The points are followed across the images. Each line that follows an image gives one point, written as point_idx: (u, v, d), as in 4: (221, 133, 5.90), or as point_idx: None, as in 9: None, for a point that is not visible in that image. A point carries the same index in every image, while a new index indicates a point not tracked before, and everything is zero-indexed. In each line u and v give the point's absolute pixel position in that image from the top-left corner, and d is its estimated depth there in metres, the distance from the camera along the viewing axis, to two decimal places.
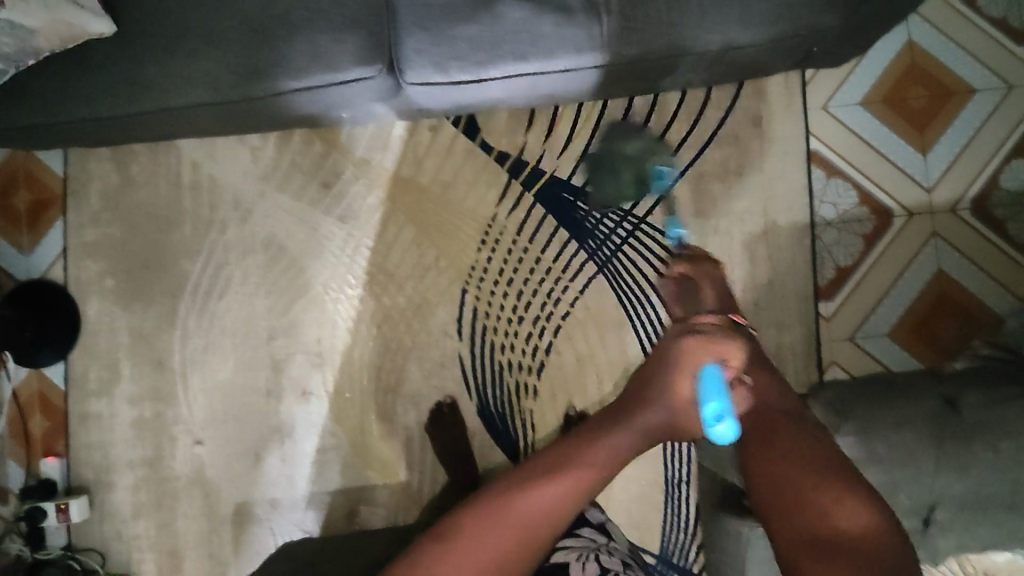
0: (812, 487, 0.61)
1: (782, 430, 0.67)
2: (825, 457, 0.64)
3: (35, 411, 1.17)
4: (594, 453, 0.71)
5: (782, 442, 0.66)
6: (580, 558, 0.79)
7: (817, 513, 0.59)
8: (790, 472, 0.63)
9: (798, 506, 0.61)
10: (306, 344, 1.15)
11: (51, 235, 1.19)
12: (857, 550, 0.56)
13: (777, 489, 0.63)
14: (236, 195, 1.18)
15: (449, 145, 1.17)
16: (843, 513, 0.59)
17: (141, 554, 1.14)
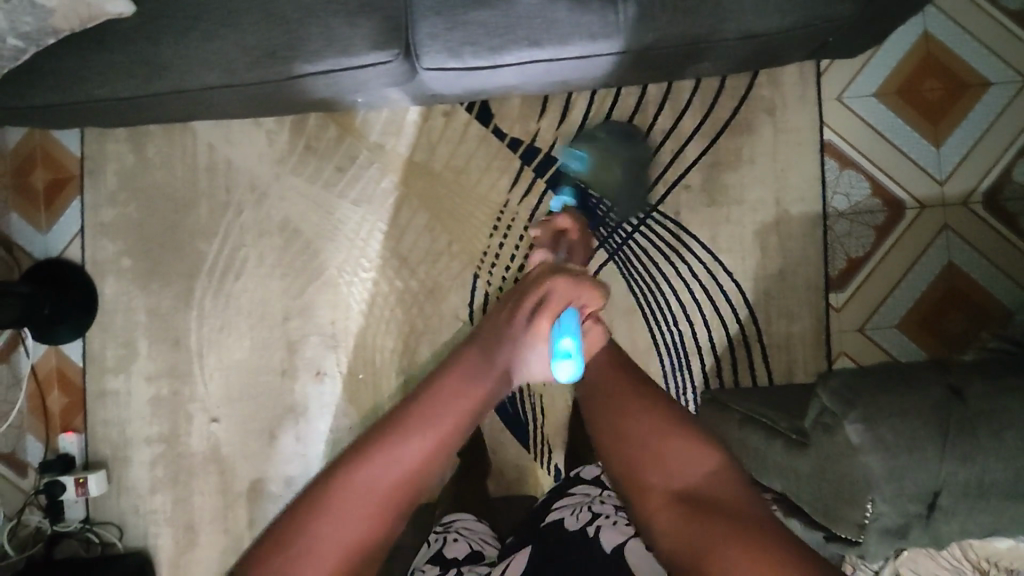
0: (663, 448, 0.66)
1: (628, 396, 0.72)
2: (671, 420, 0.69)
3: (54, 387, 1.19)
4: (447, 404, 0.62)
5: (638, 404, 0.71)
6: (574, 512, 0.83)
7: (673, 471, 0.64)
8: (639, 449, 0.66)
9: (657, 469, 0.65)
10: (319, 326, 1.17)
11: (69, 214, 1.20)
12: (717, 506, 0.60)
13: (634, 454, 0.67)
14: (251, 178, 1.19)
15: (463, 130, 1.18)
16: (697, 470, 0.64)
17: (157, 528, 1.17)
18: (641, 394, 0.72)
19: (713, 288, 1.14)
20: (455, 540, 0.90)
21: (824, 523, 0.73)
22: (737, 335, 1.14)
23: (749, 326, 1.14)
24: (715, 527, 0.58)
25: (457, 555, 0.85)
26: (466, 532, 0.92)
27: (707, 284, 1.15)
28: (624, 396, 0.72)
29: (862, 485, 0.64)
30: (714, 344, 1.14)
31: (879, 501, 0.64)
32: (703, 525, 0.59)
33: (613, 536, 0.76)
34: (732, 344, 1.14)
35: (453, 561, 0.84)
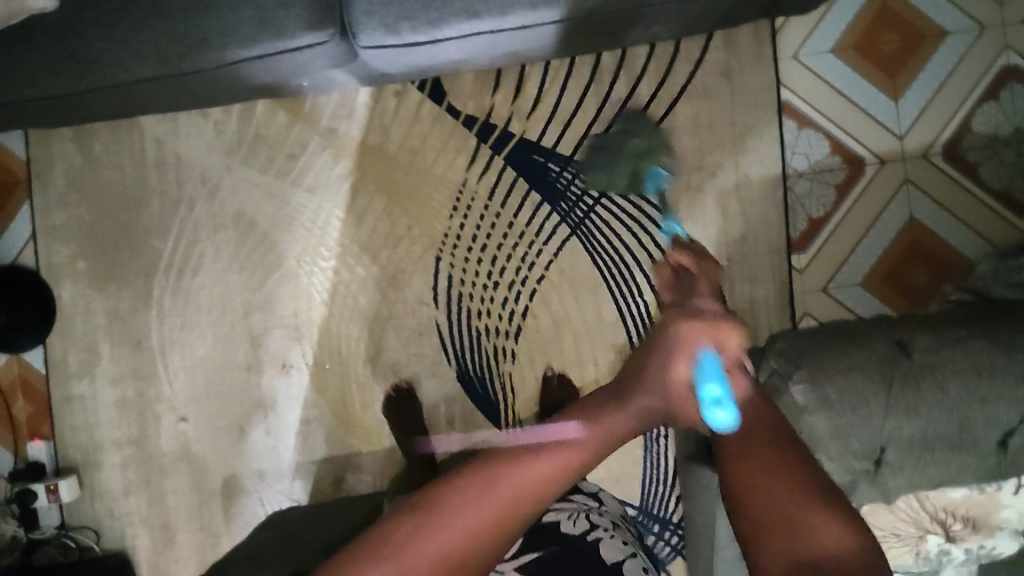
0: (802, 510, 0.56)
1: (774, 443, 0.62)
2: (812, 477, 0.59)
3: (18, 396, 1.17)
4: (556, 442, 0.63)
5: (782, 456, 0.61)
6: (570, 516, 0.84)
7: (806, 534, 0.54)
8: (769, 494, 0.58)
9: (785, 531, 0.55)
10: (283, 318, 1.16)
11: (19, 219, 1.18)
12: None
13: (764, 509, 0.58)
14: (202, 172, 1.16)
15: (416, 110, 1.15)
16: (834, 540, 0.54)
17: (134, 529, 1.17)
18: (779, 443, 0.62)
19: None
20: None
21: None
22: None
23: None
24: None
25: None
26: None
27: None
28: (755, 436, 0.62)
29: (811, 445, 0.65)
30: None
31: (825, 460, 0.65)
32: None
33: (613, 550, 0.79)
34: None
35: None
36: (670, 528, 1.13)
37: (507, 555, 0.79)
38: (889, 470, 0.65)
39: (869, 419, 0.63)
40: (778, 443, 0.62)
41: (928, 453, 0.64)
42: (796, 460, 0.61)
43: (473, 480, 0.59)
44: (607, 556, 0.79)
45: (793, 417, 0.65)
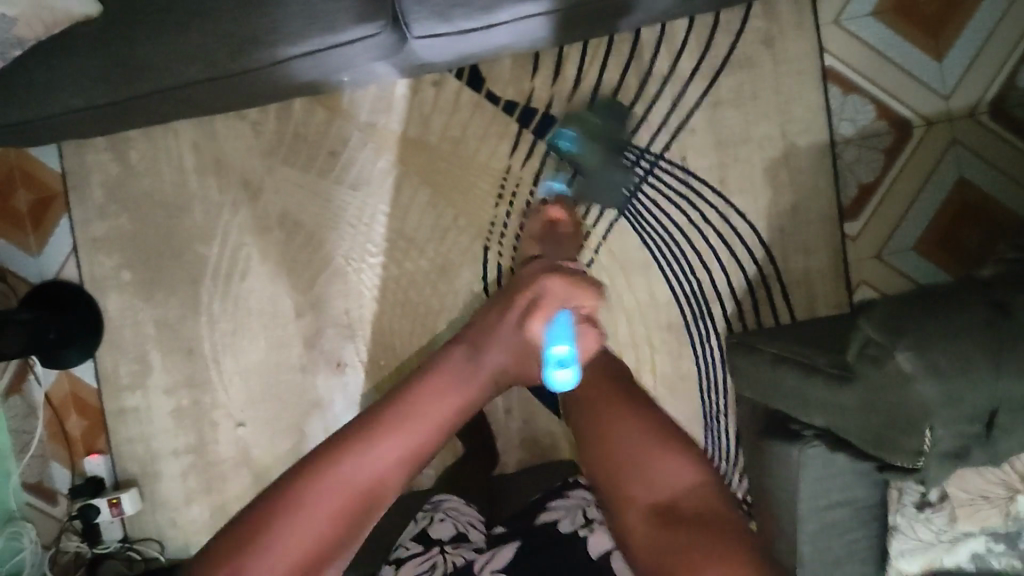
0: (648, 459, 0.75)
1: (645, 425, 0.78)
2: (662, 430, 0.77)
3: (71, 411, 1.16)
4: (411, 416, 0.75)
5: (620, 420, 0.79)
6: (566, 515, 0.82)
7: (657, 483, 0.73)
8: (630, 448, 0.76)
9: (645, 480, 0.74)
10: (334, 317, 1.15)
11: (59, 233, 1.16)
12: (689, 517, 0.70)
13: (627, 468, 0.75)
14: (243, 174, 1.15)
15: (456, 99, 1.14)
16: (677, 479, 0.73)
17: (198, 538, 1.16)
18: (646, 415, 0.79)
19: (727, 232, 1.13)
20: (442, 519, 0.86)
21: (875, 455, 0.71)
22: (756, 277, 1.13)
23: (768, 266, 1.13)
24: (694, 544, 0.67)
25: (439, 536, 0.83)
26: (453, 513, 0.88)
27: (721, 229, 1.13)
28: (615, 413, 0.80)
29: (922, 416, 0.64)
30: (735, 289, 1.13)
31: (938, 428, 0.64)
32: (684, 540, 0.68)
33: (601, 544, 0.78)
34: (752, 286, 1.13)
35: (437, 543, 0.83)
36: None
37: (498, 565, 0.78)
38: (1000, 434, 0.65)
39: (981, 383, 0.63)
40: (626, 411, 0.80)
41: None
42: (668, 423, 0.78)
43: (325, 457, 0.70)
44: (595, 552, 0.78)
45: (899, 385, 0.65)
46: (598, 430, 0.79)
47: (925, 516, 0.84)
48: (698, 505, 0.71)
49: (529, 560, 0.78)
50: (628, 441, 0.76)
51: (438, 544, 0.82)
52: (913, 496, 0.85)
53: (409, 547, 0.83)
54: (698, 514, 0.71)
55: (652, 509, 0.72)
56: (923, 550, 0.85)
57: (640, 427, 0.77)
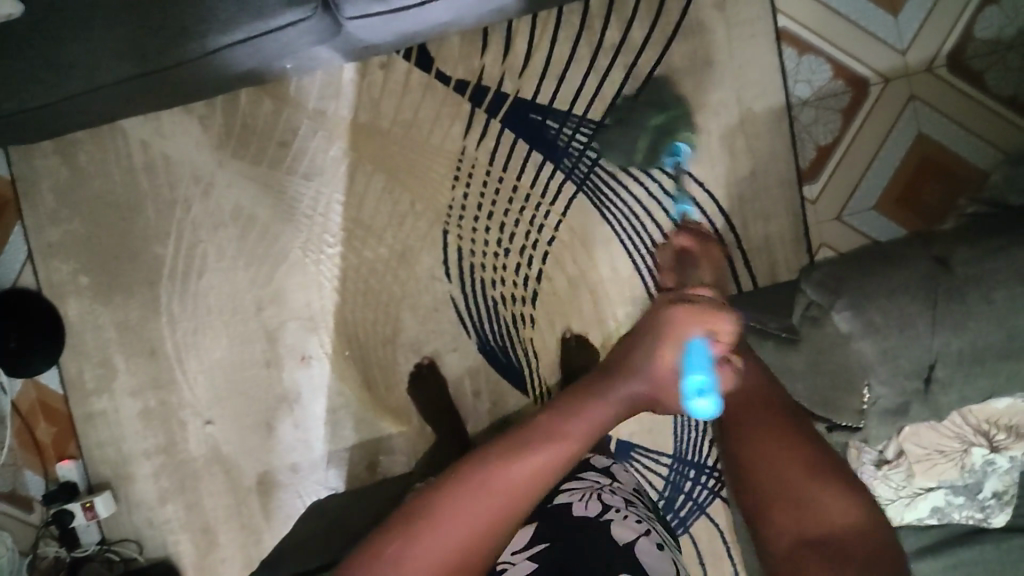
0: (811, 488, 0.61)
1: (781, 424, 0.66)
2: (821, 456, 0.64)
3: (39, 419, 1.16)
4: (565, 423, 0.66)
5: (784, 436, 0.65)
6: (582, 498, 0.77)
7: (813, 507, 0.60)
8: (783, 466, 0.63)
9: (800, 509, 0.61)
10: (296, 310, 1.14)
11: (12, 240, 1.15)
12: (845, 551, 0.57)
13: (777, 485, 0.63)
14: (193, 170, 1.13)
15: (406, 81, 1.12)
16: (843, 513, 0.60)
17: (174, 536, 1.16)
18: (783, 426, 0.66)
19: (687, 202, 1.12)
20: None
21: (818, 414, 0.71)
22: None
23: (729, 235, 1.12)
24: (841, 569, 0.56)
25: None
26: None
27: (680, 199, 1.12)
28: (750, 419, 0.67)
29: (858, 371, 0.65)
30: None
31: (875, 385, 0.65)
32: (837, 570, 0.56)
33: (625, 532, 0.73)
34: None
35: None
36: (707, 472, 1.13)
37: (513, 549, 0.73)
38: (938, 387, 0.65)
39: (916, 338, 0.62)
40: (783, 426, 0.66)
41: (976, 366, 0.63)
42: (818, 439, 0.66)
43: (490, 462, 0.63)
44: (620, 539, 0.72)
45: (837, 346, 0.65)
46: (733, 429, 0.68)
47: (883, 475, 0.83)
48: (857, 540, 0.58)
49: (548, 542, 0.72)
50: (779, 450, 0.64)
51: None
52: (872, 455, 0.83)
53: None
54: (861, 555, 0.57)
55: (802, 538, 0.59)
56: (882, 507, 0.84)
57: (799, 444, 0.64)
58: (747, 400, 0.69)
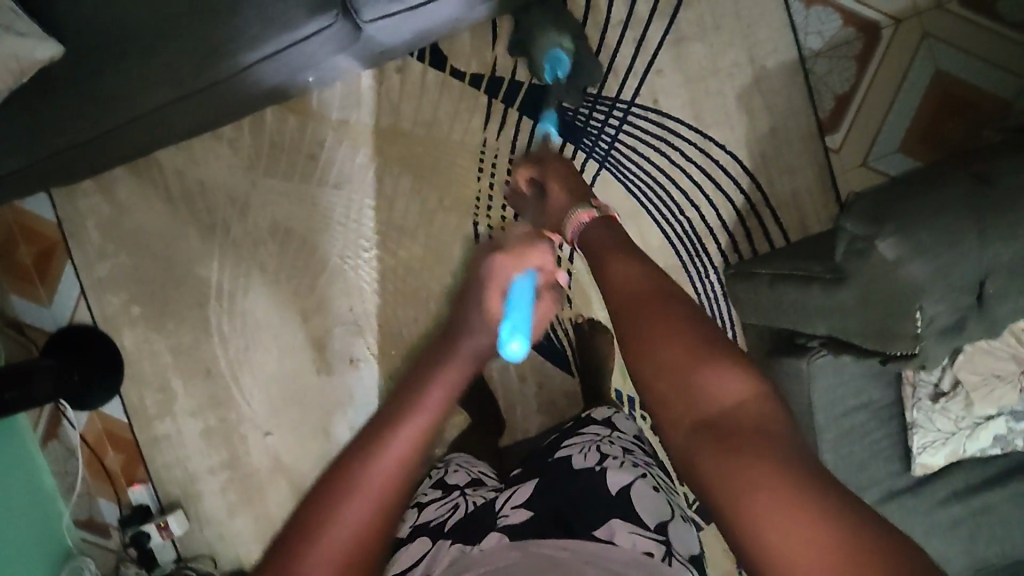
0: (698, 368, 0.52)
1: (672, 297, 0.57)
2: (709, 332, 0.54)
3: (107, 448, 1.20)
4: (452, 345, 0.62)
5: (666, 300, 0.57)
6: (582, 449, 0.86)
7: (704, 395, 0.51)
8: (673, 343, 0.53)
9: (683, 389, 0.52)
10: (340, 317, 1.17)
11: (65, 280, 1.19)
12: (746, 434, 0.48)
13: (673, 385, 0.52)
14: (228, 192, 1.17)
15: (422, 81, 1.15)
16: (728, 390, 0.50)
17: (246, 548, 1.20)
18: (681, 308, 0.56)
19: (710, 166, 1.13)
20: (457, 471, 0.94)
21: (876, 348, 0.71)
22: (745, 207, 1.13)
23: (756, 194, 1.12)
24: (747, 472, 0.46)
25: (457, 481, 0.90)
26: (467, 466, 0.95)
27: (703, 165, 1.13)
28: (639, 305, 0.57)
29: (913, 295, 0.65)
30: (725, 222, 1.13)
31: (929, 305, 0.65)
32: (745, 464, 0.46)
33: (621, 479, 0.80)
34: (743, 217, 1.13)
35: (455, 488, 0.88)
36: None
37: (515, 501, 0.78)
38: (990, 301, 0.66)
39: (969, 253, 0.64)
40: (659, 295, 0.57)
41: None
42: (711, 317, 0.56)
43: (361, 451, 0.51)
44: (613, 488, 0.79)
45: (888, 274, 0.65)
46: (627, 310, 0.57)
47: (941, 407, 0.83)
48: (760, 430, 0.48)
49: (548, 494, 0.78)
50: (676, 342, 0.53)
51: (459, 488, 0.88)
52: (926, 388, 0.84)
53: (429, 494, 0.88)
54: (753, 426, 0.49)
55: (698, 420, 0.50)
56: (945, 441, 0.84)
57: (671, 310, 0.56)
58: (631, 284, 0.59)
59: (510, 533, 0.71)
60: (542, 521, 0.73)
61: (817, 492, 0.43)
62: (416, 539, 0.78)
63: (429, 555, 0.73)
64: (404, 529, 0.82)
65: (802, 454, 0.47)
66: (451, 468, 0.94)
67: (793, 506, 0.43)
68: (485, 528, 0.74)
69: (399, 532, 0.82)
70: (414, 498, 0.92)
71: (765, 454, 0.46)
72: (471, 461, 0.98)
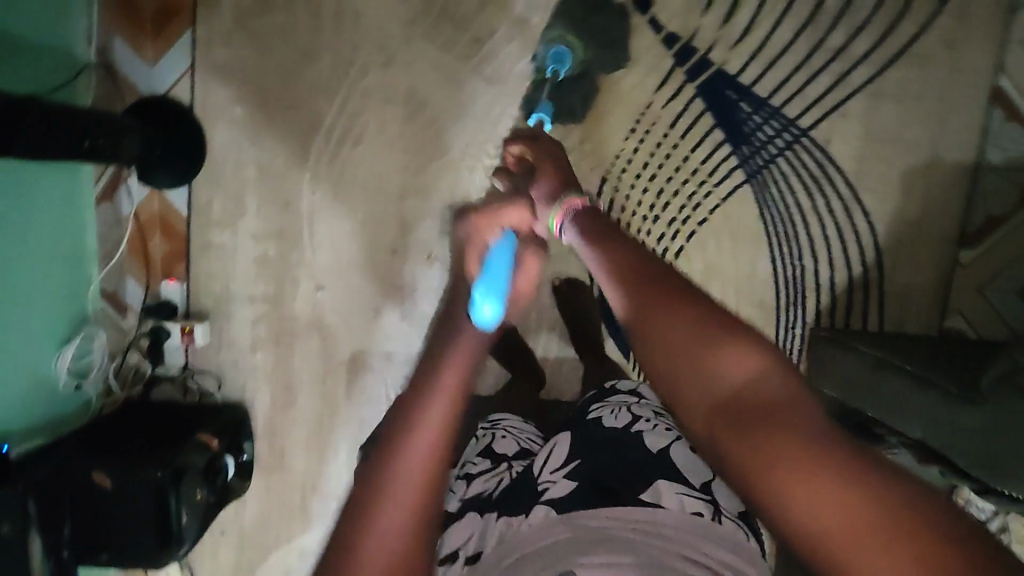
0: (699, 368, 0.43)
1: (645, 275, 0.48)
2: (707, 327, 0.43)
3: (155, 232, 1.16)
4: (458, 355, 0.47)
5: (639, 280, 0.48)
6: (612, 411, 0.86)
7: (714, 378, 0.42)
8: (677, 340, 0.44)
9: (688, 376, 0.43)
10: (437, 209, 1.14)
11: (178, 48, 1.11)
12: (768, 409, 0.40)
13: (674, 372, 0.44)
14: (380, 37, 1.10)
15: (619, 16, 1.07)
16: (745, 389, 0.41)
17: (254, 384, 1.19)
18: (667, 281, 0.47)
19: (846, 226, 1.12)
20: (504, 436, 0.91)
21: (985, 479, 0.76)
22: (858, 279, 1.13)
23: (873, 271, 1.13)
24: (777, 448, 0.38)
25: (505, 450, 0.88)
26: (514, 430, 0.93)
27: (841, 222, 1.12)
28: (636, 285, 0.47)
29: None
30: (833, 285, 1.13)
31: None
32: (759, 429, 0.39)
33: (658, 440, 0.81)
34: (852, 287, 1.13)
35: (503, 459, 0.86)
36: None
37: (554, 464, 0.78)
38: None
39: None
40: (640, 270, 0.49)
41: None
42: (716, 306, 0.45)
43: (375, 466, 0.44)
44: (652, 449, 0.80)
45: None
46: (615, 301, 0.48)
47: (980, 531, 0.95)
48: (796, 414, 0.39)
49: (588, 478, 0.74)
50: (677, 321, 0.44)
51: (506, 459, 0.86)
52: (977, 512, 0.93)
53: (476, 463, 0.86)
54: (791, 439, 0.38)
55: (723, 404, 0.41)
56: None
57: (667, 291, 0.46)
58: (621, 274, 0.49)
59: (556, 507, 0.69)
60: (584, 484, 0.73)
61: (840, 450, 0.37)
62: (467, 512, 0.76)
63: (480, 529, 0.71)
64: (451, 502, 0.80)
65: (870, 480, 0.35)
66: (491, 445, 0.89)
67: (831, 475, 0.36)
68: (528, 501, 0.73)
69: (450, 504, 0.80)
70: (460, 461, 0.92)
71: (784, 437, 0.38)
72: (518, 425, 0.95)
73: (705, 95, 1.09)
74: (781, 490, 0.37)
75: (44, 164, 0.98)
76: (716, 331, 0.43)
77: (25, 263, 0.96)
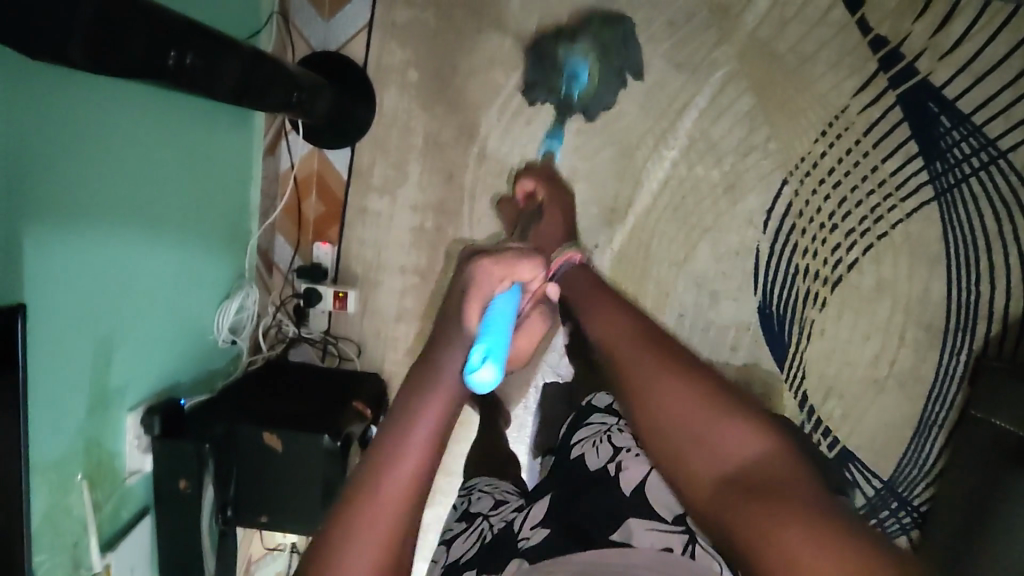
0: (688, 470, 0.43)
1: (671, 360, 0.47)
2: (720, 405, 0.43)
3: (311, 192, 1.13)
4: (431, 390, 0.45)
5: (655, 365, 0.47)
6: (593, 443, 0.70)
7: (734, 513, 0.39)
8: (673, 409, 0.45)
9: (697, 463, 0.43)
10: (603, 193, 1.10)
11: (356, 3, 1.07)
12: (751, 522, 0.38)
13: (665, 417, 0.45)
14: (570, 12, 1.05)
15: (826, 11, 1.02)
16: (737, 468, 0.40)
17: (394, 356, 1.16)
18: (701, 375, 0.46)
19: None
20: (479, 497, 0.77)
21: None
22: None
23: None
24: (779, 518, 0.36)
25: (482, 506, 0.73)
26: (490, 488, 0.79)
27: None
28: (639, 370, 0.47)
29: None
30: (1007, 317, 1.08)
31: None
32: (754, 502, 0.38)
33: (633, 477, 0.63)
34: None
35: (479, 515, 0.71)
36: (909, 509, 1.15)
37: (535, 519, 0.63)
38: None
39: None
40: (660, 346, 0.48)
41: None
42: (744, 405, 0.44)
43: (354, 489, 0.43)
44: (627, 487, 0.62)
45: None
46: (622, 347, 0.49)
47: None
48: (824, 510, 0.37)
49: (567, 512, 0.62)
50: (677, 378, 0.46)
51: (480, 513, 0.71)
52: None
53: (452, 527, 0.72)
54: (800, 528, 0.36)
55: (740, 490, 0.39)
56: None
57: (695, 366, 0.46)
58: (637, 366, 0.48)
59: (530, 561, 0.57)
60: (557, 535, 0.59)
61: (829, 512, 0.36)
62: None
63: None
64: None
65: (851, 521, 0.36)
66: (477, 486, 0.80)
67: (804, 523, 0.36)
68: (501, 557, 0.60)
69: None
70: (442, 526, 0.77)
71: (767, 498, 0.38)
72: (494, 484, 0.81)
73: (904, 105, 1.04)
74: (752, 523, 0.37)
75: (231, 110, 0.96)
76: (725, 393, 0.44)
77: (201, 206, 0.93)
